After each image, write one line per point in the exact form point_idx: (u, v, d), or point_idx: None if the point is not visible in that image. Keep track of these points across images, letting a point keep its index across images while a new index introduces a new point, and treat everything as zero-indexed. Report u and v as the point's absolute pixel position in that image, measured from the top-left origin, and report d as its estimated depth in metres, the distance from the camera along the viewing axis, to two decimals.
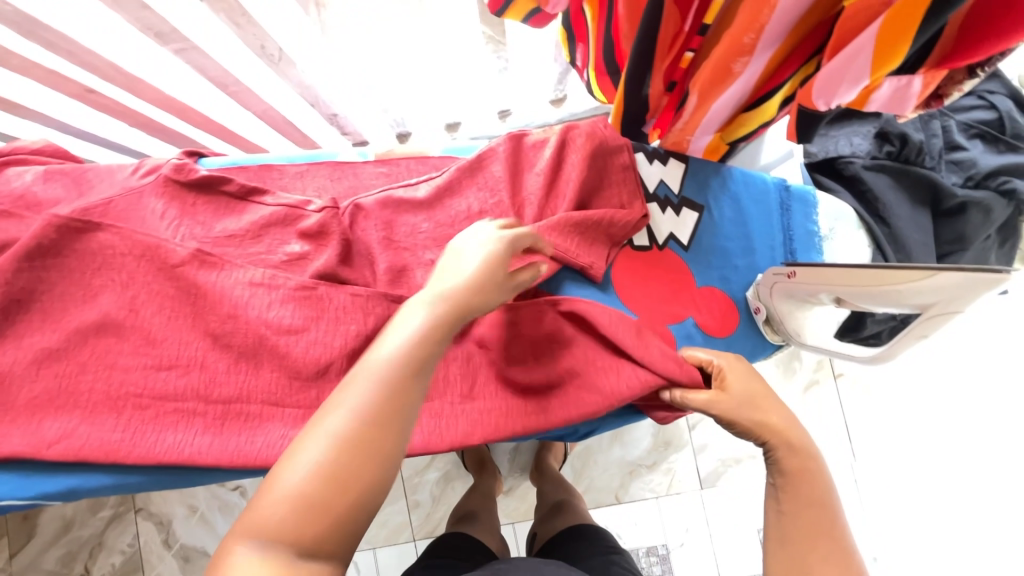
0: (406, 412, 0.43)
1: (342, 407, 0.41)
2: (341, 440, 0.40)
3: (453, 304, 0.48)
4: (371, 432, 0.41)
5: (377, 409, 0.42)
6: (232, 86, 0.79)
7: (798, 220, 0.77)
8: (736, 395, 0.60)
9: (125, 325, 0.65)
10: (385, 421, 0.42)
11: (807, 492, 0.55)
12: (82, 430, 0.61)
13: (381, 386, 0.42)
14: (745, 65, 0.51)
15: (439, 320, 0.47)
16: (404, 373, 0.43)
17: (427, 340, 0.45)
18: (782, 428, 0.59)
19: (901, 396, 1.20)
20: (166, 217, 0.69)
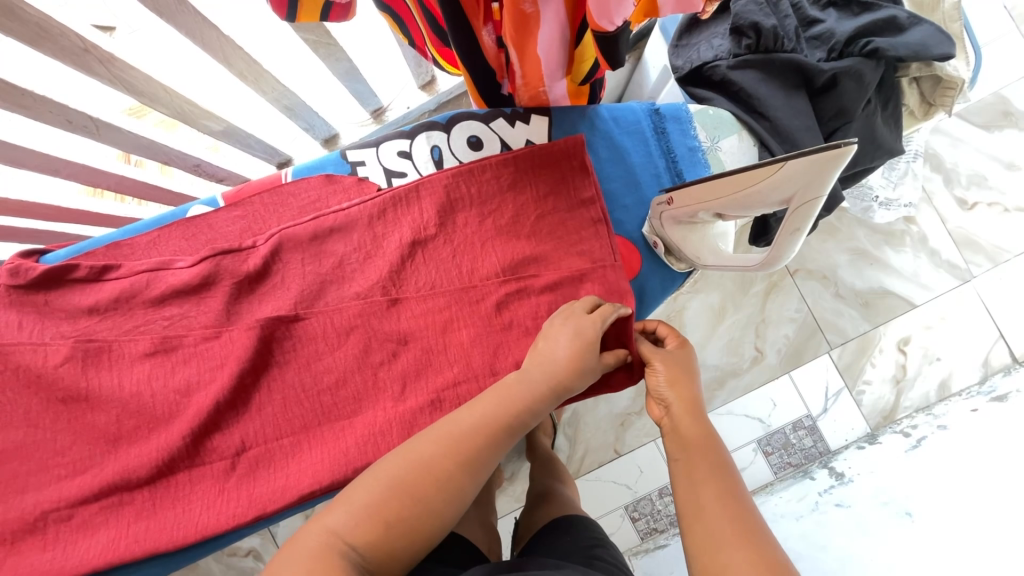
0: (443, 503, 0.47)
1: (383, 485, 0.47)
2: (374, 508, 0.45)
3: (502, 398, 0.53)
4: (403, 516, 0.45)
5: (417, 492, 0.46)
6: (64, 168, 0.72)
7: (676, 139, 0.74)
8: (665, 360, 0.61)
9: (27, 445, 0.60)
10: (415, 501, 0.46)
11: (707, 465, 0.53)
12: (10, 564, 0.57)
13: (418, 467, 0.47)
14: (534, 2, 0.48)
15: (490, 418, 0.51)
16: (447, 469, 0.48)
17: (477, 437, 0.50)
18: (687, 402, 0.58)
19: (848, 276, 1.21)
20: (25, 326, 0.63)
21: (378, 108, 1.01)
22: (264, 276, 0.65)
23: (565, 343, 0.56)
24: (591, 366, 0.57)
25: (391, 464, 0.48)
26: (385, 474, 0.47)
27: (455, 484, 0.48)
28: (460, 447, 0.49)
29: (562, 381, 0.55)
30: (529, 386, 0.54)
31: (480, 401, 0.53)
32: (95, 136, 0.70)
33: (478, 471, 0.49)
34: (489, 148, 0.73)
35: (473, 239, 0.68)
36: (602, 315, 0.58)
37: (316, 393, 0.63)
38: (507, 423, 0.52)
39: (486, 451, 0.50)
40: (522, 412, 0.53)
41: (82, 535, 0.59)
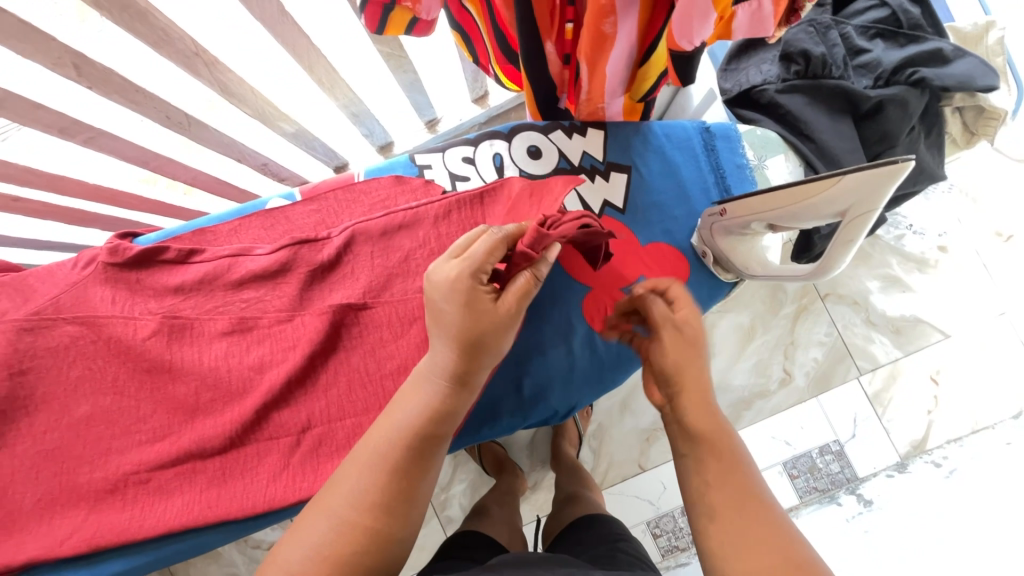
0: (362, 554, 0.44)
1: (300, 550, 0.43)
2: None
3: (402, 423, 0.49)
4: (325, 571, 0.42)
5: (336, 556, 0.43)
6: (153, 161, 0.79)
7: (725, 157, 0.78)
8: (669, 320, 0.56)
9: (114, 410, 0.65)
10: (343, 563, 0.43)
11: (711, 439, 0.48)
12: (92, 520, 0.62)
13: (339, 531, 0.44)
14: (614, 23, 0.53)
15: (394, 446, 0.48)
16: (363, 520, 0.44)
17: (387, 473, 0.46)
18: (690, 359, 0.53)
19: (881, 302, 1.22)
20: (117, 301, 0.68)
21: (433, 120, 1.07)
22: (335, 266, 0.70)
23: (449, 312, 0.50)
24: (489, 312, 0.51)
25: (300, 532, 0.44)
26: (308, 540, 0.44)
27: (378, 532, 0.45)
28: (376, 493, 0.46)
29: (460, 367, 0.50)
30: (425, 384, 0.51)
31: (387, 430, 0.49)
32: (186, 131, 0.75)
33: (394, 502, 0.46)
34: (547, 159, 0.76)
35: None
36: (483, 260, 0.51)
37: (378, 378, 0.67)
38: (410, 445, 0.48)
39: (402, 480, 0.47)
40: (429, 429, 0.49)
41: (158, 497, 0.63)
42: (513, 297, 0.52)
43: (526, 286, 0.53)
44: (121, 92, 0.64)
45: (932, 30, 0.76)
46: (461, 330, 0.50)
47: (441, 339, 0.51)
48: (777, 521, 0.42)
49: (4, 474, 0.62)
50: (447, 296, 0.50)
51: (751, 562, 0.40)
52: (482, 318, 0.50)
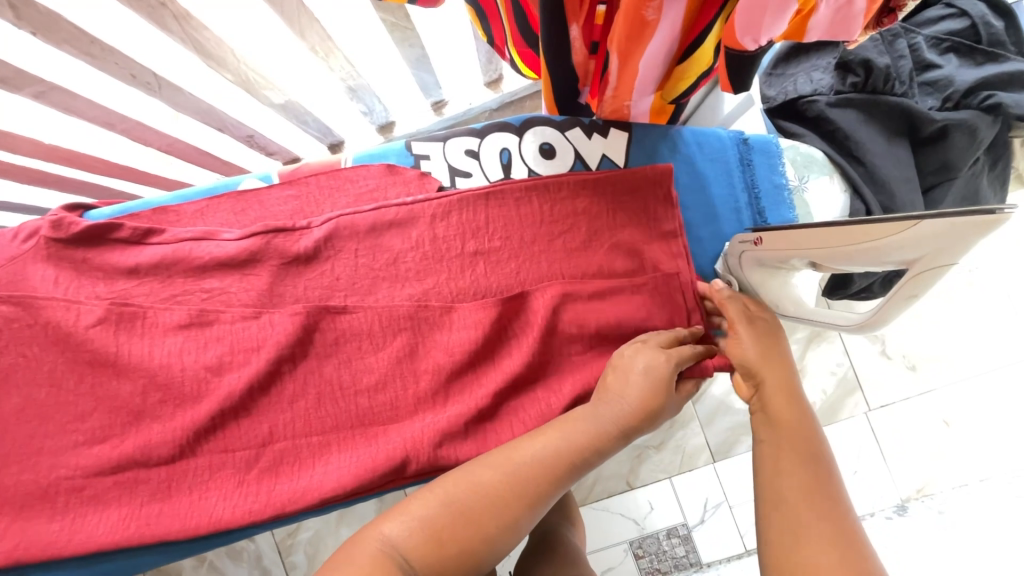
0: (500, 528, 0.44)
1: (438, 501, 0.45)
2: (430, 526, 0.43)
3: (566, 432, 0.50)
4: (459, 532, 0.43)
5: (473, 510, 0.44)
6: (119, 124, 0.71)
7: (762, 174, 0.68)
8: (750, 324, 0.57)
9: (49, 405, 0.58)
10: (481, 520, 0.44)
11: (785, 450, 0.49)
12: (14, 529, 0.54)
13: (483, 492, 0.45)
14: (658, 9, 0.43)
15: (548, 451, 0.49)
16: (505, 495, 0.46)
17: (537, 468, 0.48)
18: (786, 387, 0.53)
19: (902, 337, 1.14)
20: (61, 282, 0.60)
21: (439, 101, 0.98)
22: (312, 262, 0.62)
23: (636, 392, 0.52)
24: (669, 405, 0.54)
25: (424, 498, 0.45)
26: (445, 493, 0.45)
27: (515, 511, 0.45)
28: (521, 473, 0.47)
29: (632, 424, 0.52)
30: (591, 434, 0.50)
31: (540, 437, 0.50)
32: (155, 94, 0.67)
33: (535, 493, 0.47)
34: (561, 159, 0.68)
35: (536, 255, 0.63)
36: (671, 360, 0.53)
37: (351, 392, 0.59)
38: (567, 460, 0.49)
39: (552, 480, 0.48)
40: (582, 454, 0.49)
41: (92, 510, 0.56)
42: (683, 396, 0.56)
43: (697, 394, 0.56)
44: (71, 42, 0.55)
45: (1015, 49, 0.66)
46: (657, 406, 0.52)
47: (624, 409, 0.52)
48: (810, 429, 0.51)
49: None
50: (644, 373, 0.53)
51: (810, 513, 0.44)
52: (664, 403, 0.53)
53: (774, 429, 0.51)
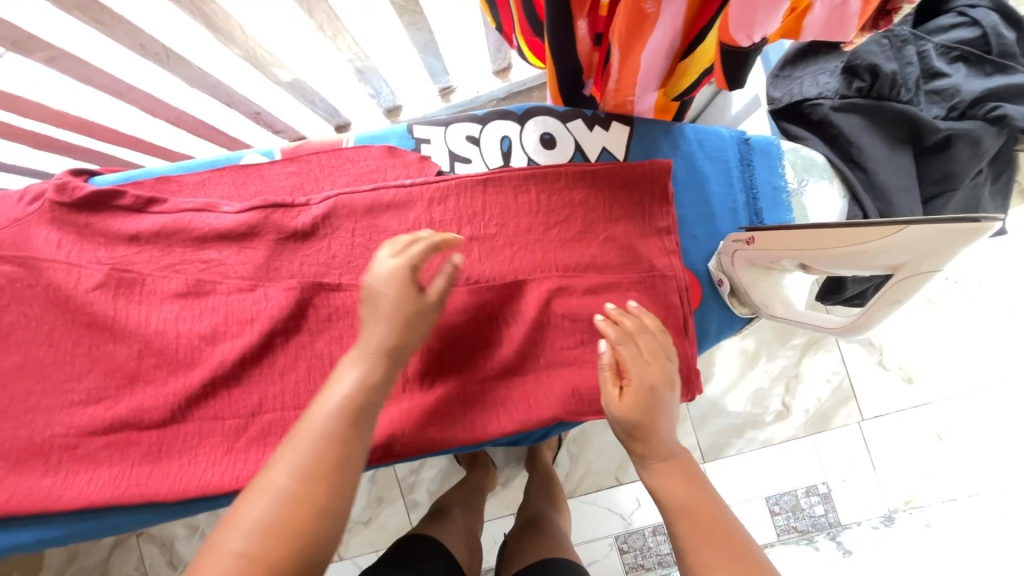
0: (320, 518, 0.40)
1: (241, 534, 0.38)
2: (251, 561, 0.37)
3: (321, 413, 0.45)
4: (282, 561, 0.38)
5: (282, 522, 0.39)
6: (128, 93, 0.72)
7: (762, 176, 0.68)
8: (648, 376, 0.55)
9: (46, 364, 0.59)
10: (300, 526, 0.39)
11: (686, 530, 0.48)
12: (9, 482, 0.56)
13: (286, 499, 0.40)
14: (658, 2, 0.43)
15: (329, 430, 0.43)
16: (307, 494, 0.40)
17: (332, 451, 0.43)
18: (665, 452, 0.53)
19: (899, 348, 1.14)
20: (63, 245, 0.61)
21: (446, 88, 0.98)
22: (309, 238, 0.63)
23: (385, 309, 0.50)
24: (410, 309, 0.50)
25: (220, 547, 0.38)
26: (254, 522, 0.39)
27: (327, 499, 0.41)
28: (321, 459, 0.42)
29: (398, 344, 0.49)
30: (364, 384, 0.47)
31: (296, 434, 0.43)
32: (163, 65, 0.68)
33: (335, 473, 0.42)
34: (562, 149, 0.67)
35: (530, 244, 0.64)
36: (387, 285, 0.50)
37: (341, 368, 0.60)
38: (347, 430, 0.44)
39: (352, 447, 0.44)
40: (359, 413, 0.45)
41: (85, 468, 0.57)
42: (441, 287, 0.52)
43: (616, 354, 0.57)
44: (82, 9, 0.56)
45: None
46: (405, 306, 0.50)
47: (377, 329, 0.49)
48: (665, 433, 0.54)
49: None
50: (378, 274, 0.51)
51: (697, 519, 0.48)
52: (377, 370, 0.48)
53: (670, 508, 0.50)
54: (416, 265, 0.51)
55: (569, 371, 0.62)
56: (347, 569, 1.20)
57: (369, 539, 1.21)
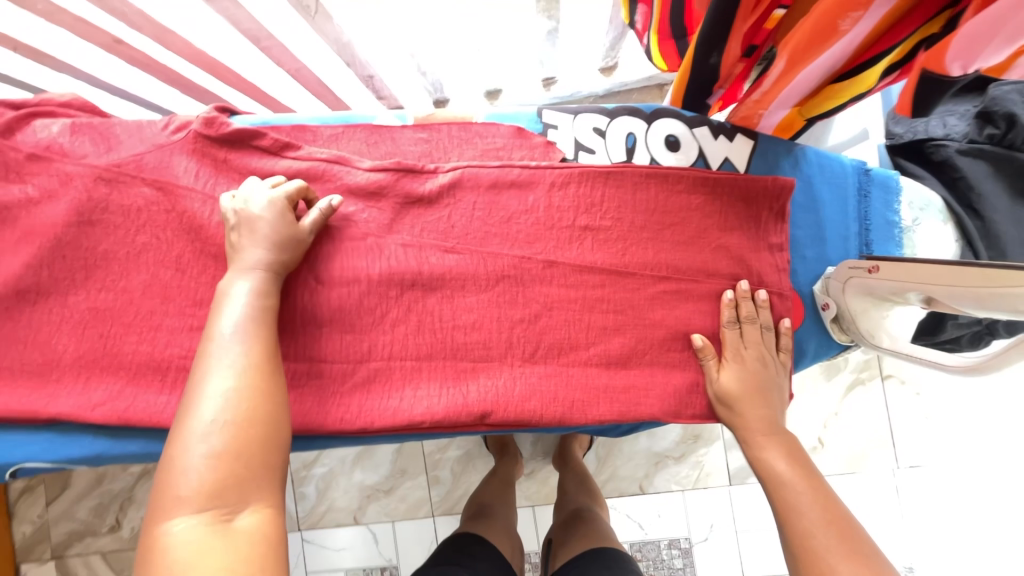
0: (272, 394, 0.46)
1: (202, 428, 0.42)
2: (223, 447, 0.42)
3: (223, 319, 0.49)
4: (245, 444, 0.43)
5: (241, 407, 0.44)
6: (265, 41, 0.74)
7: (877, 208, 0.68)
8: (745, 359, 0.63)
9: (173, 287, 0.62)
10: (258, 405, 0.45)
11: (784, 493, 0.56)
12: (128, 393, 0.59)
13: (237, 391, 0.45)
14: (855, 22, 0.43)
15: (240, 339, 0.48)
16: (246, 387, 0.45)
17: (258, 344, 0.48)
18: (766, 430, 0.61)
19: (957, 404, 1.11)
20: (201, 175, 0.63)
21: (550, 78, 0.99)
22: (432, 204, 0.64)
23: (261, 235, 0.55)
24: (293, 230, 0.56)
25: (181, 471, 0.41)
26: (210, 415, 0.43)
27: (271, 382, 0.47)
28: (253, 353, 0.47)
29: (275, 260, 0.54)
30: (257, 292, 0.52)
31: (215, 342, 0.47)
32: (309, 19, 0.74)
33: (267, 353, 0.48)
34: (684, 154, 0.68)
35: (644, 242, 0.65)
36: (269, 216, 0.55)
37: (449, 333, 0.62)
38: (259, 325, 0.50)
39: (267, 336, 0.50)
40: (262, 314, 0.51)
41: None
42: (319, 217, 0.58)
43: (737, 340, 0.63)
44: None
45: None
46: (284, 225, 0.56)
47: (250, 249, 0.54)
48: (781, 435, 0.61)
49: (53, 322, 0.60)
50: (264, 200, 0.56)
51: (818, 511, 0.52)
52: (255, 287, 0.52)
53: (770, 476, 0.58)
54: (292, 201, 0.58)
55: (667, 371, 0.63)
56: (366, 534, 1.22)
57: (387, 508, 1.23)
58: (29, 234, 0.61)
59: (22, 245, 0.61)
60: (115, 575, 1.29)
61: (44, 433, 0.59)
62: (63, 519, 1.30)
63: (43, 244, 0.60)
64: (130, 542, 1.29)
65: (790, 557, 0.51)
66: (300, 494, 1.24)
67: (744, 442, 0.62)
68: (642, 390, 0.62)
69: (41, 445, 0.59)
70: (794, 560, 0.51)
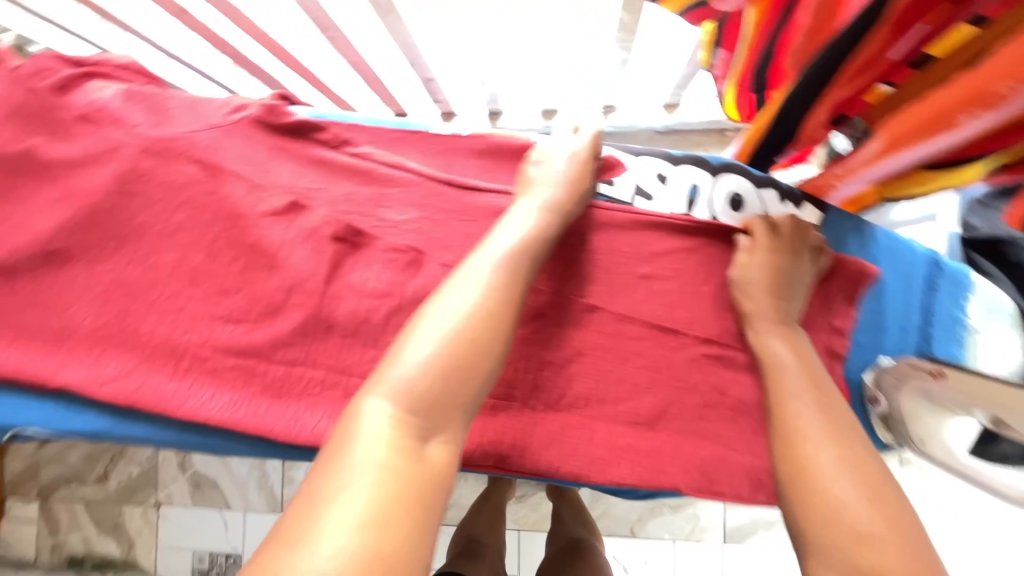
0: (503, 331, 0.43)
1: (434, 333, 0.41)
2: (443, 361, 0.40)
3: (492, 238, 0.48)
4: (462, 368, 0.40)
5: (478, 330, 0.42)
6: (330, 30, 0.72)
7: (943, 303, 0.65)
8: (778, 248, 0.57)
9: (201, 271, 0.60)
10: (489, 335, 0.42)
11: (782, 386, 0.50)
12: (139, 373, 0.57)
13: (479, 312, 0.42)
14: (974, 120, 0.39)
15: (502, 261, 0.46)
16: (492, 314, 0.43)
17: (517, 272, 0.46)
18: (778, 318, 0.55)
19: (980, 505, 1.05)
20: (248, 161, 0.62)
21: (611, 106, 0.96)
22: (478, 226, 0.62)
23: (564, 177, 0.55)
24: (589, 185, 0.57)
25: (402, 366, 0.40)
26: (450, 323, 0.42)
27: (509, 317, 0.44)
28: (506, 279, 0.45)
29: (559, 200, 0.53)
30: (533, 228, 0.50)
31: (477, 260, 0.46)
32: (382, 17, 0.70)
33: (518, 288, 0.45)
34: (748, 214, 0.65)
35: (693, 300, 0.61)
36: (569, 163, 0.56)
37: None
38: (525, 255, 0.47)
39: (526, 269, 0.47)
40: (530, 245, 0.48)
41: (210, 382, 0.58)
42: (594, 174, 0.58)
43: (762, 258, 0.57)
44: None
45: None
46: (580, 175, 0.56)
47: (541, 187, 0.54)
48: (815, 376, 0.50)
49: (76, 288, 0.59)
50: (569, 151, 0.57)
51: (850, 474, 0.43)
52: (538, 217, 0.51)
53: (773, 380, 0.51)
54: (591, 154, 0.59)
55: (697, 441, 0.60)
56: None
57: None
58: (68, 196, 0.59)
59: (59, 205, 0.59)
60: (94, 527, 1.29)
61: (52, 401, 0.58)
62: (53, 463, 1.30)
63: (80, 208, 0.59)
64: (114, 496, 1.29)
65: (778, 463, 0.46)
66: (287, 478, 1.23)
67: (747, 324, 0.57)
68: (668, 457, 0.59)
69: (46, 412, 0.58)
70: (782, 468, 0.45)
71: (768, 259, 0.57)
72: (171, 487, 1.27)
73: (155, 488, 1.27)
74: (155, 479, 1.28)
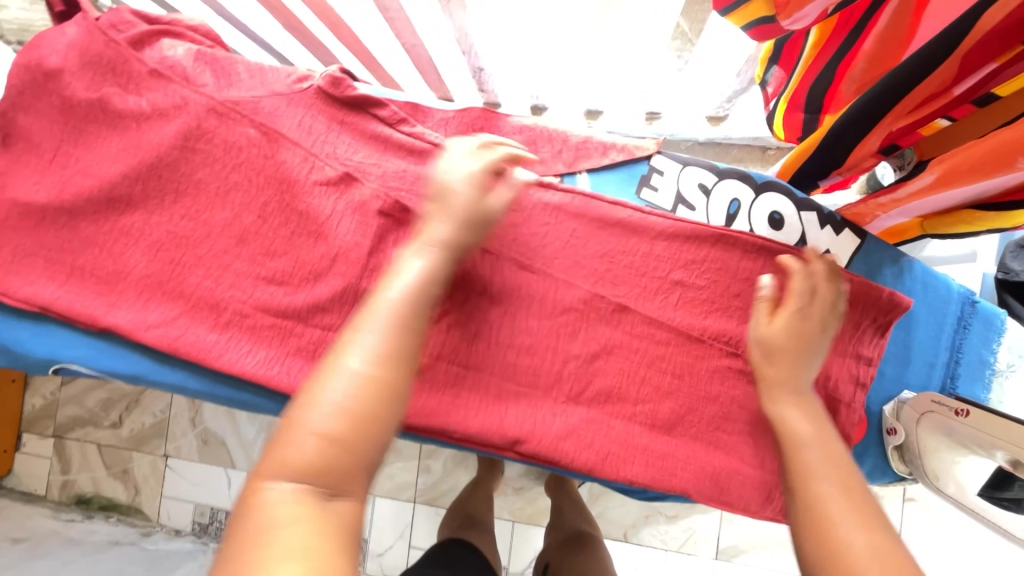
0: (391, 400, 0.41)
1: (324, 405, 0.39)
2: (332, 438, 0.39)
3: (386, 284, 0.45)
4: (353, 441, 0.39)
5: (366, 402, 0.40)
6: (392, 12, 0.74)
7: (973, 343, 0.66)
8: (809, 314, 0.55)
9: (251, 231, 0.62)
10: (382, 402, 0.41)
11: (805, 459, 0.48)
12: (182, 323, 0.60)
13: (372, 382, 0.41)
14: None
15: (393, 310, 0.44)
16: (378, 382, 0.41)
17: (404, 327, 0.43)
18: (798, 389, 0.52)
19: (979, 550, 1.05)
20: (306, 130, 0.64)
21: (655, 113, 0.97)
22: (520, 216, 0.63)
23: (456, 208, 0.50)
24: (483, 212, 0.51)
25: (295, 440, 0.39)
26: (342, 393, 0.40)
27: (397, 378, 0.42)
28: (387, 326, 0.43)
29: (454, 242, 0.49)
30: (428, 272, 0.47)
31: (375, 311, 0.44)
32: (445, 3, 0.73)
33: (402, 347, 0.43)
34: (786, 234, 0.65)
35: (724, 312, 0.62)
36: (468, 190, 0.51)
37: (503, 347, 0.61)
38: (415, 306, 0.44)
39: (417, 325, 0.44)
40: (428, 289, 0.46)
41: (248, 338, 0.60)
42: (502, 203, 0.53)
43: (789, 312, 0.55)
44: None
45: None
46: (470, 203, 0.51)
47: (434, 222, 0.50)
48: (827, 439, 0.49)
49: (131, 236, 0.61)
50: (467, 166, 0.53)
51: (847, 500, 0.44)
52: (435, 267, 0.47)
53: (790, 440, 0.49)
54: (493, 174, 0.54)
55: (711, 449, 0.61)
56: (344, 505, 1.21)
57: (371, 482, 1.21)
58: (132, 147, 0.62)
59: (124, 155, 0.62)
60: (104, 470, 1.33)
61: (97, 341, 0.61)
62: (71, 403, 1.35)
63: (142, 159, 0.61)
64: (127, 442, 1.33)
65: (804, 545, 0.43)
66: None
67: (764, 390, 0.54)
68: (682, 462, 0.60)
69: (91, 351, 0.60)
70: (810, 551, 0.43)
71: (801, 312, 0.55)
72: (180, 439, 1.31)
73: (165, 439, 1.31)
74: (167, 430, 1.31)
